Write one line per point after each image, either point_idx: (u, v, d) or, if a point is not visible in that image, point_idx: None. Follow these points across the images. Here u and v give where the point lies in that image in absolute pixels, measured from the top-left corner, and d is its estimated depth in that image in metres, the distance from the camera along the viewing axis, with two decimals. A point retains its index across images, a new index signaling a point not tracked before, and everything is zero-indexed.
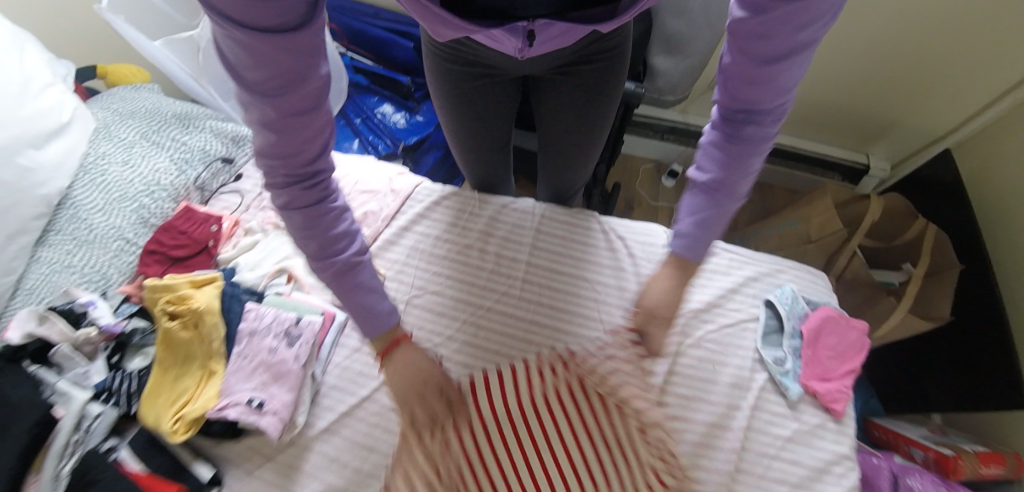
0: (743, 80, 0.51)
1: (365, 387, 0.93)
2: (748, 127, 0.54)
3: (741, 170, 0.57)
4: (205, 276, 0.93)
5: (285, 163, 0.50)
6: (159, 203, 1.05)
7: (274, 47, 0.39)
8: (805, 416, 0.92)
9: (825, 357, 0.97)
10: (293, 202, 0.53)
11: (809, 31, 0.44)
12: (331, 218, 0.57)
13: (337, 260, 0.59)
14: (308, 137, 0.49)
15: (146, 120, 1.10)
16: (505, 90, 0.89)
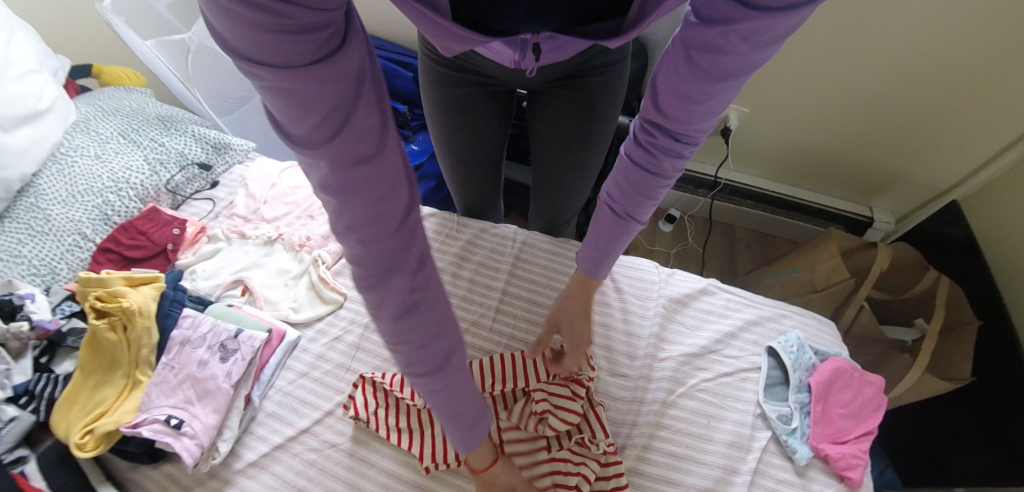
0: (675, 93, 0.46)
1: (306, 417, 0.82)
2: (662, 149, 0.51)
3: (638, 197, 0.56)
4: (144, 275, 0.86)
5: (368, 256, 0.36)
6: (125, 202, 1.00)
7: (308, 90, 0.28)
8: (815, 486, 0.79)
9: (837, 415, 0.84)
10: (386, 311, 0.39)
11: (761, 53, 0.40)
12: (428, 316, 0.41)
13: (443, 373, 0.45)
14: (388, 213, 0.35)
15: (127, 119, 1.09)
16: (501, 104, 0.82)
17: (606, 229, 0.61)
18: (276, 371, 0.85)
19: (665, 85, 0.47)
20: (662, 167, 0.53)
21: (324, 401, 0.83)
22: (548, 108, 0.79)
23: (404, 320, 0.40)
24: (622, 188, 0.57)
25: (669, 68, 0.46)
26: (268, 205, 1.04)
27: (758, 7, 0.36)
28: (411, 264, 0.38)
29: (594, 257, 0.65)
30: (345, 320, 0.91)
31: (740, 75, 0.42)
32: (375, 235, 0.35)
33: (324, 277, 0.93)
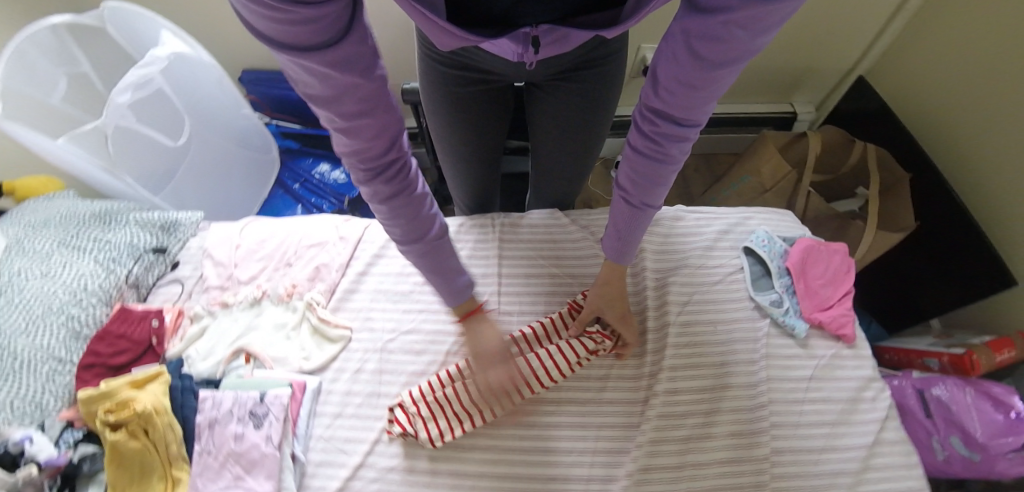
0: (683, 84, 0.50)
1: (356, 453, 0.82)
2: (666, 140, 0.56)
3: (658, 186, 0.62)
4: (146, 373, 0.83)
5: (367, 153, 0.50)
6: (90, 311, 0.95)
7: (321, 64, 0.40)
8: (819, 352, 0.90)
9: (818, 287, 0.95)
10: (377, 195, 0.55)
11: (753, 33, 0.44)
12: (410, 205, 0.57)
13: (423, 239, 0.61)
14: (384, 131, 0.50)
15: (62, 227, 1.00)
16: (500, 99, 0.83)
17: (623, 220, 0.68)
18: (312, 420, 0.85)
19: (665, 79, 0.52)
20: (669, 154, 0.58)
21: (366, 432, 0.84)
22: (547, 101, 0.81)
23: (409, 217, 0.58)
24: (633, 179, 0.62)
25: (668, 63, 0.51)
26: (239, 267, 1.00)
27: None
28: (398, 170, 0.55)
29: (615, 249, 0.72)
30: (359, 351, 0.91)
31: (736, 61, 0.47)
32: (368, 151, 0.50)
33: (322, 317, 0.92)
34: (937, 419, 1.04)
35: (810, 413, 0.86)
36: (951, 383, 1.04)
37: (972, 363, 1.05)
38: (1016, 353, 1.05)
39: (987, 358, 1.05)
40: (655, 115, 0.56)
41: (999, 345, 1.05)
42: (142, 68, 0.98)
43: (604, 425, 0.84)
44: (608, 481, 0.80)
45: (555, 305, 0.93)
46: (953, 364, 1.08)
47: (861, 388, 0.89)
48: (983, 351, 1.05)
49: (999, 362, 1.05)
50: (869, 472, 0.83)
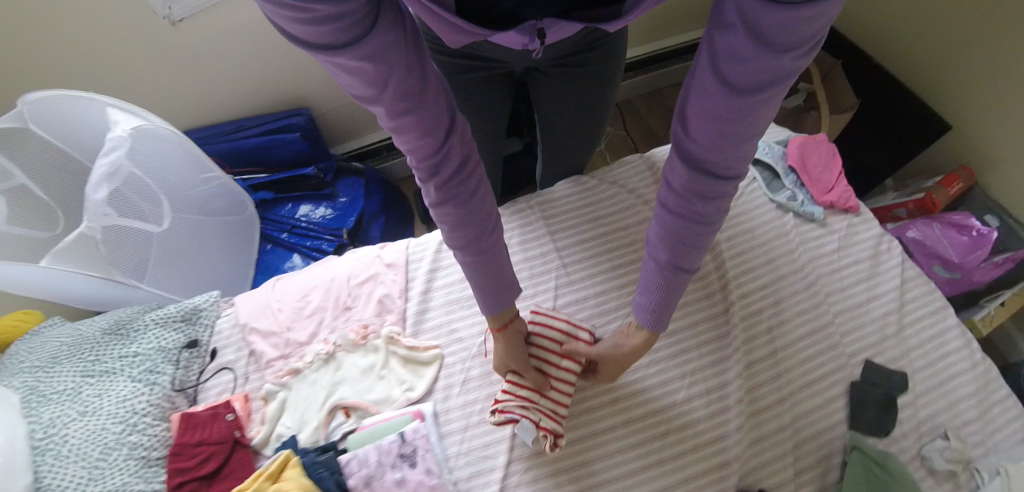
0: (712, 129, 0.45)
1: (500, 456, 0.83)
2: (698, 197, 0.51)
3: (692, 244, 0.56)
4: (275, 463, 0.76)
5: (419, 149, 0.49)
6: (150, 432, 0.86)
7: (353, 61, 0.37)
8: (838, 225, 1.03)
9: (818, 174, 1.06)
10: (440, 195, 0.53)
11: (793, 57, 0.36)
12: (472, 201, 0.55)
13: (485, 239, 0.59)
14: (434, 127, 0.48)
15: (77, 356, 0.89)
16: (504, 85, 0.86)
17: (663, 279, 0.60)
18: (441, 444, 0.84)
19: (697, 118, 0.46)
20: (708, 197, 0.51)
21: (500, 432, 0.85)
22: (549, 86, 0.84)
23: (473, 213, 0.56)
24: (666, 237, 0.57)
25: (700, 98, 0.44)
26: (293, 329, 0.94)
27: (781, 18, 0.33)
28: (453, 161, 0.52)
29: (647, 309, 0.66)
30: (456, 364, 0.90)
31: (779, 88, 0.39)
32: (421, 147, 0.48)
33: (409, 344, 0.91)
34: (916, 255, 1.24)
35: (847, 275, 1.00)
36: (920, 224, 1.22)
37: (933, 202, 1.22)
38: (963, 183, 1.22)
39: (944, 193, 1.21)
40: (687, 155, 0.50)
41: (949, 181, 1.21)
42: (107, 155, 0.89)
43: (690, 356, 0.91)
44: (724, 389, 0.89)
45: (618, 260, 0.98)
46: (918, 208, 1.26)
47: (877, 243, 1.03)
48: (939, 190, 1.22)
49: (953, 194, 1.22)
50: (906, 306, 0.99)
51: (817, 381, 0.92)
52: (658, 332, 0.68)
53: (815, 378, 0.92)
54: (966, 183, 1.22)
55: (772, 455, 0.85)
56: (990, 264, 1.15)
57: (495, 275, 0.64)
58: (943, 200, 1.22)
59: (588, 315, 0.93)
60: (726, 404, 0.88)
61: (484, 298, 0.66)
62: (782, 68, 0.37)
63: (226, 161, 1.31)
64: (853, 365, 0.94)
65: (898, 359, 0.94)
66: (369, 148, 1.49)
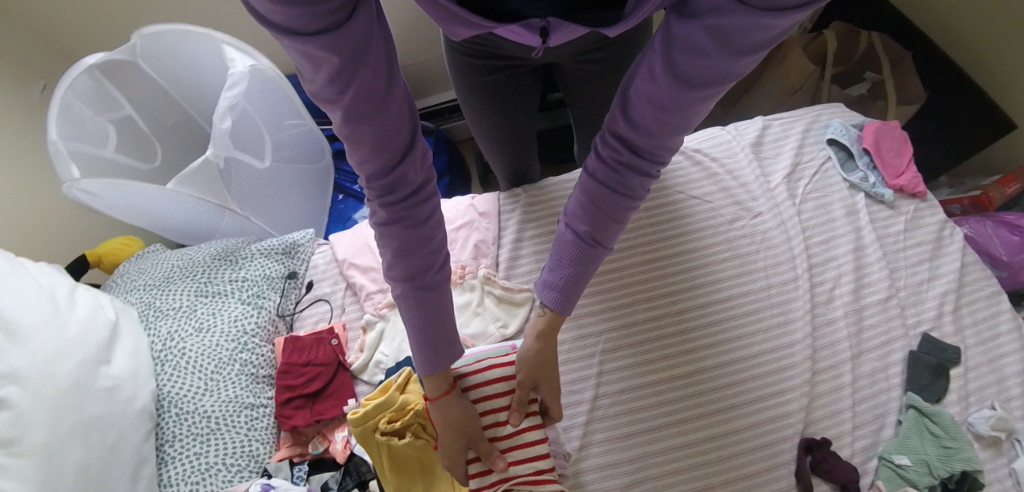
0: (655, 106, 0.50)
1: (584, 393, 0.90)
2: (629, 173, 0.56)
3: (615, 219, 0.59)
4: (401, 376, 0.79)
5: (369, 167, 0.48)
6: (258, 352, 0.92)
7: (314, 49, 0.37)
8: (905, 208, 1.08)
9: (890, 157, 1.10)
10: (389, 219, 0.51)
11: (739, 59, 0.44)
12: (422, 232, 0.53)
13: (436, 276, 0.56)
14: (387, 145, 0.47)
15: (190, 277, 0.94)
16: (524, 79, 0.89)
17: (583, 267, 0.61)
18: None
19: (641, 101, 0.52)
20: (634, 177, 0.56)
21: (587, 371, 0.91)
22: (576, 75, 0.87)
23: (420, 249, 0.53)
24: (582, 215, 0.59)
25: (648, 83, 0.50)
26: None
27: (750, 19, 0.40)
28: (411, 180, 0.51)
29: (560, 299, 0.63)
30: None
31: (719, 84, 0.47)
32: (372, 160, 0.47)
33: (505, 286, 0.96)
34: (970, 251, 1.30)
35: (912, 254, 1.05)
36: (973, 221, 1.30)
37: (990, 199, 1.30)
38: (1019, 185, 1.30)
39: (1000, 191, 1.30)
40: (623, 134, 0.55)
41: (1007, 181, 1.30)
42: (230, 89, 0.93)
43: (693, 316, 0.95)
44: (792, 347, 0.94)
45: (698, 225, 1.02)
46: (973, 204, 1.33)
47: (941, 228, 1.08)
48: (996, 189, 1.30)
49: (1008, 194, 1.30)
50: (964, 287, 1.04)
51: (878, 347, 0.97)
52: (565, 311, 0.64)
53: (877, 344, 0.97)
54: (1022, 185, 1.30)
55: (832, 410, 0.91)
56: None
57: (430, 331, 0.57)
58: (999, 198, 1.30)
59: (671, 273, 0.98)
60: (792, 361, 0.93)
61: (423, 361, 0.60)
62: (728, 66, 0.45)
63: None
64: (911, 336, 0.99)
65: (956, 334, 0.99)
66: (436, 109, 1.52)
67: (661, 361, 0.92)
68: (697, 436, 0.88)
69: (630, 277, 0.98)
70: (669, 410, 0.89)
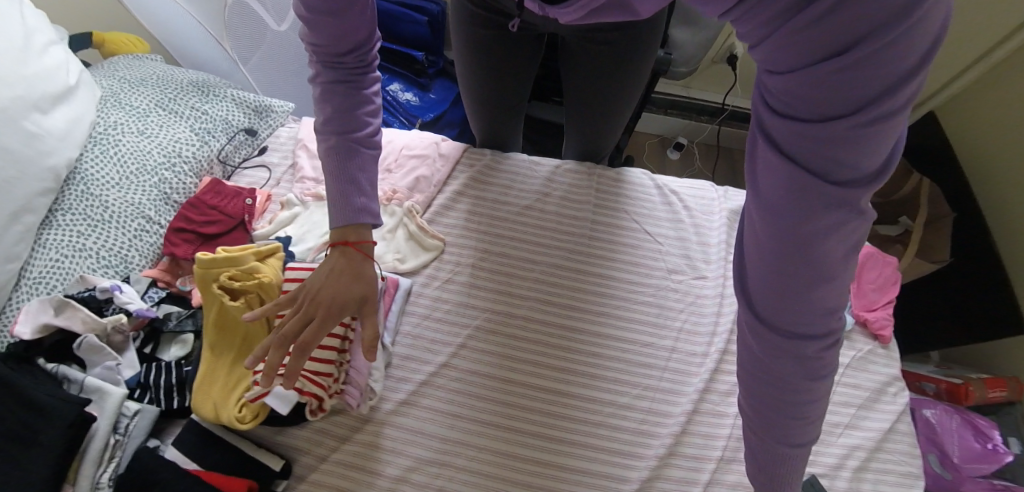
0: (779, 275, 0.39)
1: (440, 354, 0.88)
2: (796, 347, 0.41)
3: (800, 398, 0.43)
4: (267, 246, 0.79)
5: (319, 39, 0.60)
6: (181, 178, 0.95)
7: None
8: (859, 345, 0.99)
9: (869, 289, 1.02)
10: (325, 81, 0.62)
11: (858, 162, 0.33)
12: (352, 103, 0.62)
13: (350, 136, 0.63)
14: (344, 33, 0.59)
15: (159, 87, 0.98)
16: (525, 47, 0.86)
17: (758, 424, 0.47)
18: (395, 316, 0.89)
19: (756, 271, 0.42)
20: (817, 360, 0.41)
21: (453, 337, 0.89)
22: (576, 55, 0.84)
23: (346, 115, 0.62)
24: (762, 395, 0.45)
25: (756, 253, 0.41)
26: None
27: (808, 121, 0.33)
28: (351, 61, 0.61)
29: (763, 475, 0.51)
30: (450, 263, 0.95)
31: (863, 203, 0.34)
32: (319, 36, 0.59)
33: (422, 225, 0.95)
34: (921, 435, 1.16)
35: (839, 393, 0.96)
36: (943, 407, 1.18)
37: (967, 391, 1.20)
38: (1004, 395, 1.21)
39: (982, 391, 1.20)
40: (748, 303, 0.44)
41: (993, 384, 1.21)
42: None
43: (579, 361, 0.89)
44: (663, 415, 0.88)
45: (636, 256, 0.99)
46: (948, 391, 1.23)
47: (886, 383, 0.98)
48: (979, 386, 1.21)
49: (988, 398, 1.21)
50: (879, 451, 0.93)
51: None
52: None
53: None
54: (1007, 397, 1.21)
55: None
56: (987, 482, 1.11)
57: (344, 181, 0.63)
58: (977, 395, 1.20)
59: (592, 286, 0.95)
60: (656, 428, 0.85)
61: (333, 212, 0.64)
62: (849, 180, 0.34)
63: None
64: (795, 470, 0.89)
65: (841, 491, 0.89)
66: None
67: (519, 394, 0.87)
68: (497, 440, 0.83)
69: (539, 272, 0.95)
70: (496, 416, 0.85)
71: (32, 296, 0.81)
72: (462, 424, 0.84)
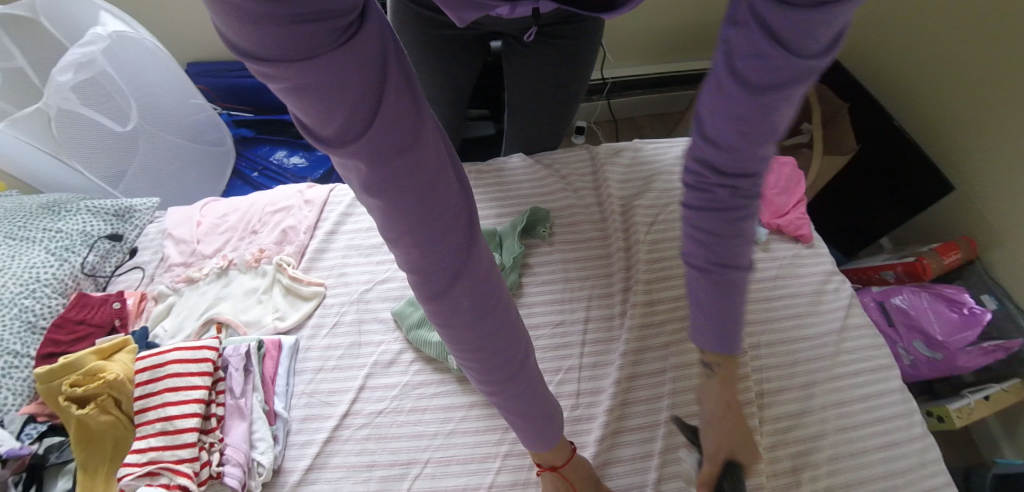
0: (732, 127, 0.40)
1: (341, 403, 0.81)
2: (730, 195, 0.44)
3: (736, 240, 0.46)
4: (112, 341, 0.75)
5: (424, 280, 0.37)
6: (45, 303, 0.91)
7: (324, 92, 0.26)
8: (780, 254, 0.90)
9: (775, 195, 0.94)
10: (445, 314, 0.39)
11: (812, 46, 0.34)
12: (484, 304, 0.40)
13: (504, 369, 0.44)
14: (446, 232, 0.36)
15: (8, 220, 0.95)
16: (472, 46, 0.89)
17: (714, 292, 0.48)
18: (289, 377, 0.82)
19: (711, 122, 0.42)
20: (739, 199, 0.44)
21: (350, 381, 0.83)
22: (517, 58, 0.86)
23: (473, 336, 0.41)
24: (702, 250, 0.47)
25: (711, 98, 0.41)
26: (203, 242, 0.98)
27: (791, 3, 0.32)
28: (472, 251, 0.39)
29: (708, 338, 0.51)
30: (335, 305, 0.90)
31: (811, 71, 0.36)
32: (431, 269, 0.37)
33: (293, 275, 0.90)
34: (899, 326, 1.05)
35: (788, 310, 0.85)
36: (908, 290, 1.04)
37: (925, 268, 1.07)
38: (962, 256, 1.09)
39: (937, 260, 1.07)
40: (703, 148, 0.44)
41: (946, 250, 1.08)
42: (82, 47, 0.97)
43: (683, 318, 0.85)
44: (597, 395, 0.79)
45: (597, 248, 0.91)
46: (907, 273, 1.10)
47: (825, 281, 0.88)
48: (933, 256, 1.08)
49: (948, 265, 1.08)
50: (844, 355, 0.82)
51: None
52: (736, 350, 0.51)
53: None
54: (965, 257, 1.09)
55: (631, 482, 0.72)
56: (979, 349, 0.98)
57: (525, 410, 0.48)
58: (936, 267, 1.07)
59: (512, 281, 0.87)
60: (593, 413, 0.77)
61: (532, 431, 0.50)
62: (806, 54, 0.35)
63: (217, 92, 1.38)
64: (767, 411, 0.77)
65: (821, 412, 0.77)
66: None
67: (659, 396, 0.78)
68: None
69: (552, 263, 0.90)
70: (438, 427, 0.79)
71: None
72: (378, 473, 0.76)
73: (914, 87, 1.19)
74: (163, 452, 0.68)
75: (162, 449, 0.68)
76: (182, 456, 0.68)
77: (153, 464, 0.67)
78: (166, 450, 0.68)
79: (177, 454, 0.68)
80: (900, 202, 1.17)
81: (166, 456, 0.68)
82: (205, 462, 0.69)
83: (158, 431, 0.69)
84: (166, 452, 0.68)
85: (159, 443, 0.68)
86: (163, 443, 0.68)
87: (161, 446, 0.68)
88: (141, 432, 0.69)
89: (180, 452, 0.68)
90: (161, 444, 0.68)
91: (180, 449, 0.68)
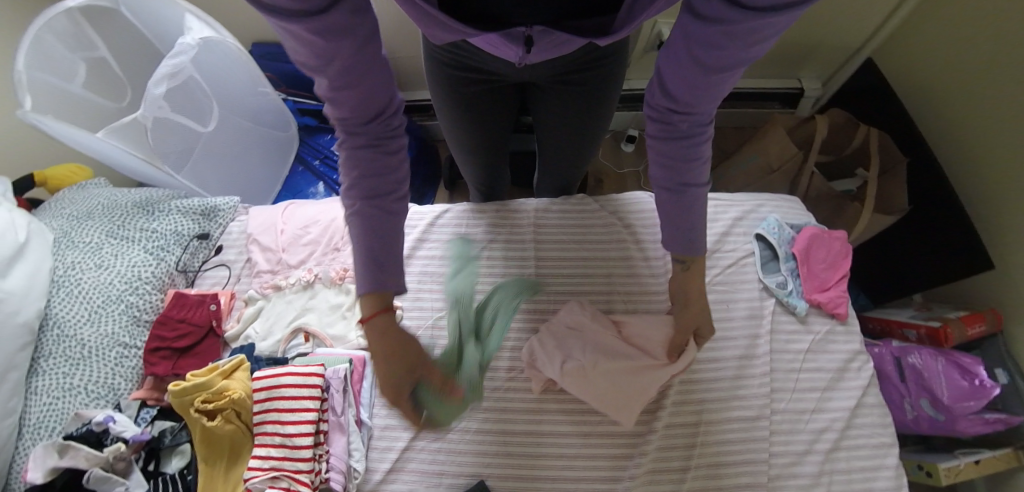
0: (684, 83, 0.51)
1: (416, 417, 0.91)
2: (682, 133, 0.57)
3: (687, 167, 0.60)
4: (230, 363, 0.88)
5: (344, 117, 0.52)
6: (146, 298, 1.00)
7: (304, 28, 0.41)
8: (816, 327, 1.00)
9: (820, 269, 1.04)
10: (349, 149, 0.54)
11: (751, 50, 0.45)
12: (379, 168, 0.55)
13: (386, 201, 0.56)
14: (367, 104, 0.51)
15: (107, 217, 1.04)
16: (506, 97, 0.84)
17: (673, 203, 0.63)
18: (372, 389, 0.94)
19: (669, 76, 0.53)
20: (688, 134, 0.57)
21: None
22: (553, 100, 0.83)
23: (371, 177, 0.55)
24: (661, 163, 0.61)
25: (674, 57, 0.51)
26: (287, 252, 1.06)
27: (748, 10, 0.41)
28: (389, 129, 0.55)
29: (676, 237, 0.66)
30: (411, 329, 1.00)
31: (745, 62, 0.47)
32: (349, 116, 0.51)
33: None
34: (910, 383, 1.18)
35: (805, 379, 0.97)
36: (925, 352, 1.16)
37: (947, 335, 1.19)
38: (986, 328, 1.20)
39: (962, 330, 1.19)
40: (664, 88, 0.55)
41: (972, 321, 1.20)
42: (174, 58, 0.99)
43: (720, 377, 0.95)
44: (636, 438, 0.91)
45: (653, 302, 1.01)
46: (930, 336, 1.23)
47: (848, 359, 0.99)
48: (959, 326, 1.20)
49: (970, 335, 1.20)
50: (851, 430, 0.95)
51: (734, 467, 0.90)
52: (697, 251, 0.67)
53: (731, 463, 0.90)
54: (988, 330, 1.21)
55: None
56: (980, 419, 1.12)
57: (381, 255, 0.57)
58: (958, 336, 1.19)
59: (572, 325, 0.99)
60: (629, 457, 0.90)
61: (363, 271, 0.57)
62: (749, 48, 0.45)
63: (283, 80, 1.41)
64: (773, 466, 0.91)
65: (819, 477, 0.91)
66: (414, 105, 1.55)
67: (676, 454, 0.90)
68: None
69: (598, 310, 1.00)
70: (499, 447, 0.90)
71: (35, 443, 0.86)
72: (448, 481, 0.88)
73: (978, 154, 1.25)
74: (283, 462, 0.81)
75: (282, 461, 0.81)
76: (298, 468, 0.81)
77: (274, 472, 0.81)
78: (286, 461, 0.81)
79: (293, 466, 0.81)
80: (932, 267, 1.27)
81: (285, 467, 0.81)
82: (317, 472, 0.83)
83: (276, 445, 0.82)
84: (286, 465, 0.81)
85: (280, 455, 0.82)
86: (283, 457, 0.81)
87: (281, 459, 0.82)
88: (262, 444, 0.83)
89: (297, 465, 0.81)
90: (279, 455, 0.82)
91: (296, 462, 0.81)
